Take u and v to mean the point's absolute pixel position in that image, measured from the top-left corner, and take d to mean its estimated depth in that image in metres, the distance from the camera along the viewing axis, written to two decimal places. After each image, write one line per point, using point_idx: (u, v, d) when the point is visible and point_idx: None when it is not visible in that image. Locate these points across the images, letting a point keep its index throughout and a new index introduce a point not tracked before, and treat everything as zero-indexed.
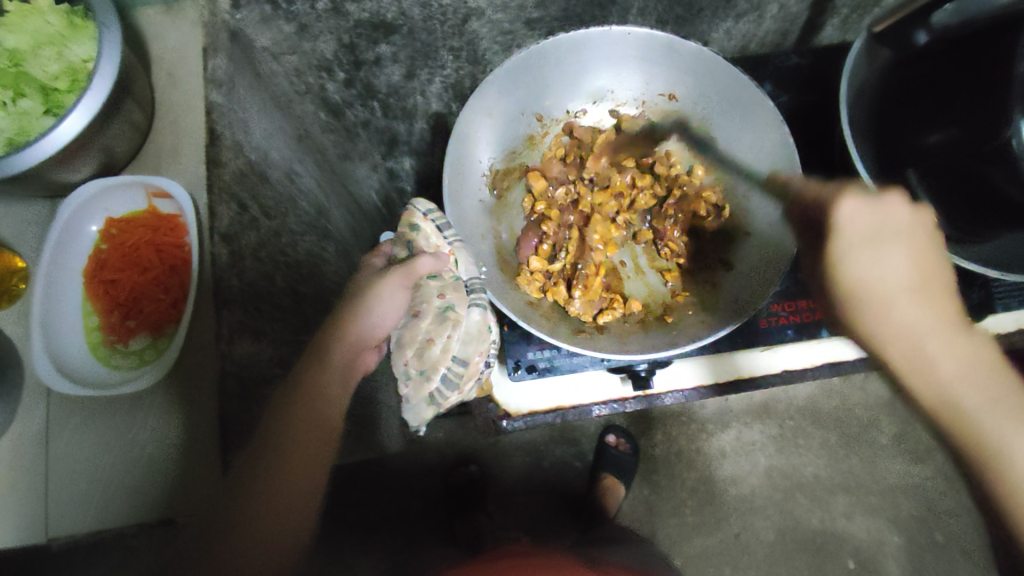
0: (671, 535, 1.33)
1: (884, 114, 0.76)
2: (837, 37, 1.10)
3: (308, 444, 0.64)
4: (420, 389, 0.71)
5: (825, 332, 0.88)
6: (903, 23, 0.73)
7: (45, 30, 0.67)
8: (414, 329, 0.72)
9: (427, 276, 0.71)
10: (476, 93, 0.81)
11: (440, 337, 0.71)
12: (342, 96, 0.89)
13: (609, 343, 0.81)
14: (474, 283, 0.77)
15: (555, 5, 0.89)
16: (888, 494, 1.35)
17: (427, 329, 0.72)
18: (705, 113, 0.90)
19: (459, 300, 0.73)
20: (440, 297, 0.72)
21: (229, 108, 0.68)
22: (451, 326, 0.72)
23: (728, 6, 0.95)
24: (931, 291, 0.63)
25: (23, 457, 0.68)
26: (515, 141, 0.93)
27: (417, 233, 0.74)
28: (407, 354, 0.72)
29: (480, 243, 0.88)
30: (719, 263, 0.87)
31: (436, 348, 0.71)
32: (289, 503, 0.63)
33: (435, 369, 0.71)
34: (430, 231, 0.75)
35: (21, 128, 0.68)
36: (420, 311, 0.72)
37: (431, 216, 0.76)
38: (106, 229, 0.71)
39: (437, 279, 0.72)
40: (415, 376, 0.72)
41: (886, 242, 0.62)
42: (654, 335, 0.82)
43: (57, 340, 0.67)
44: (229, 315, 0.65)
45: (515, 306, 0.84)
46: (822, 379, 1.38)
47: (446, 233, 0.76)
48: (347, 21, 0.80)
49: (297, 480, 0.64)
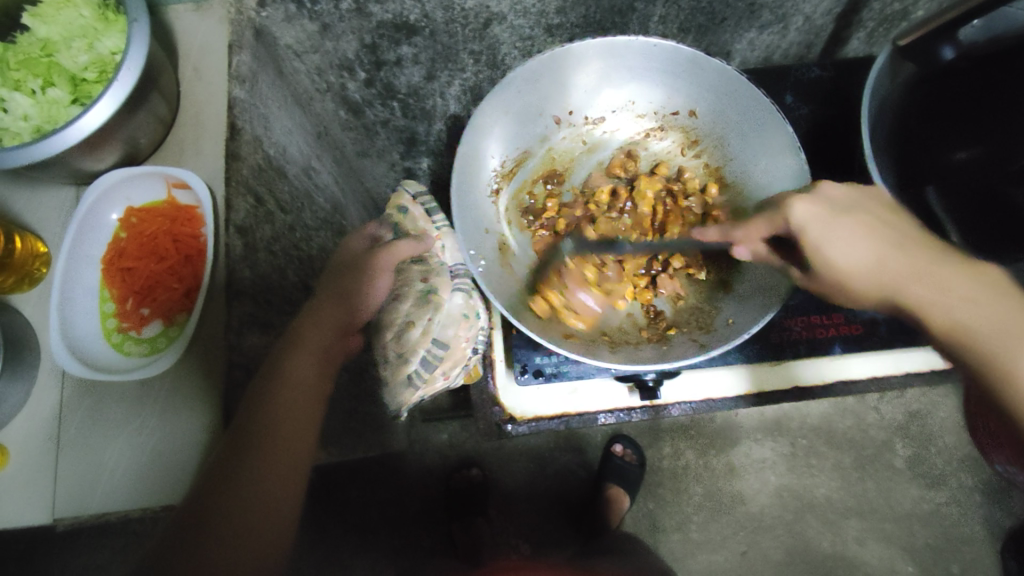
0: (676, 552, 1.31)
1: (908, 128, 0.74)
2: (863, 50, 1.09)
3: (286, 424, 0.66)
4: (399, 369, 0.78)
5: (837, 350, 0.86)
6: (931, 36, 0.71)
7: (77, 22, 0.70)
8: (396, 312, 0.78)
9: (410, 259, 0.79)
10: (496, 89, 0.82)
11: (422, 320, 0.77)
12: (362, 96, 0.91)
13: (601, 350, 0.80)
14: (459, 271, 0.82)
15: (576, 12, 0.88)
16: (904, 521, 1.31)
17: (409, 311, 0.78)
18: (722, 133, 0.90)
19: (440, 284, 0.79)
20: (423, 280, 0.79)
21: (252, 104, 0.71)
22: (431, 310, 0.77)
23: (752, 17, 0.95)
24: (923, 261, 0.64)
25: (36, 438, 0.69)
26: (529, 141, 0.92)
27: (405, 217, 0.82)
28: (388, 336, 0.79)
29: (482, 237, 0.88)
30: (719, 284, 0.86)
31: (416, 331, 0.77)
32: (278, 485, 0.66)
33: (414, 351, 0.77)
34: (417, 215, 0.83)
35: (50, 116, 0.69)
36: (401, 294, 0.78)
37: (418, 199, 0.84)
38: (126, 218, 0.73)
39: (421, 262, 0.80)
40: (395, 357, 0.78)
41: (837, 220, 0.65)
42: (646, 350, 0.81)
43: (72, 322, 0.68)
44: (240, 306, 0.67)
45: (509, 302, 0.83)
46: (835, 397, 1.36)
47: (435, 218, 0.83)
48: (369, 21, 0.79)
49: (280, 462, 0.66)
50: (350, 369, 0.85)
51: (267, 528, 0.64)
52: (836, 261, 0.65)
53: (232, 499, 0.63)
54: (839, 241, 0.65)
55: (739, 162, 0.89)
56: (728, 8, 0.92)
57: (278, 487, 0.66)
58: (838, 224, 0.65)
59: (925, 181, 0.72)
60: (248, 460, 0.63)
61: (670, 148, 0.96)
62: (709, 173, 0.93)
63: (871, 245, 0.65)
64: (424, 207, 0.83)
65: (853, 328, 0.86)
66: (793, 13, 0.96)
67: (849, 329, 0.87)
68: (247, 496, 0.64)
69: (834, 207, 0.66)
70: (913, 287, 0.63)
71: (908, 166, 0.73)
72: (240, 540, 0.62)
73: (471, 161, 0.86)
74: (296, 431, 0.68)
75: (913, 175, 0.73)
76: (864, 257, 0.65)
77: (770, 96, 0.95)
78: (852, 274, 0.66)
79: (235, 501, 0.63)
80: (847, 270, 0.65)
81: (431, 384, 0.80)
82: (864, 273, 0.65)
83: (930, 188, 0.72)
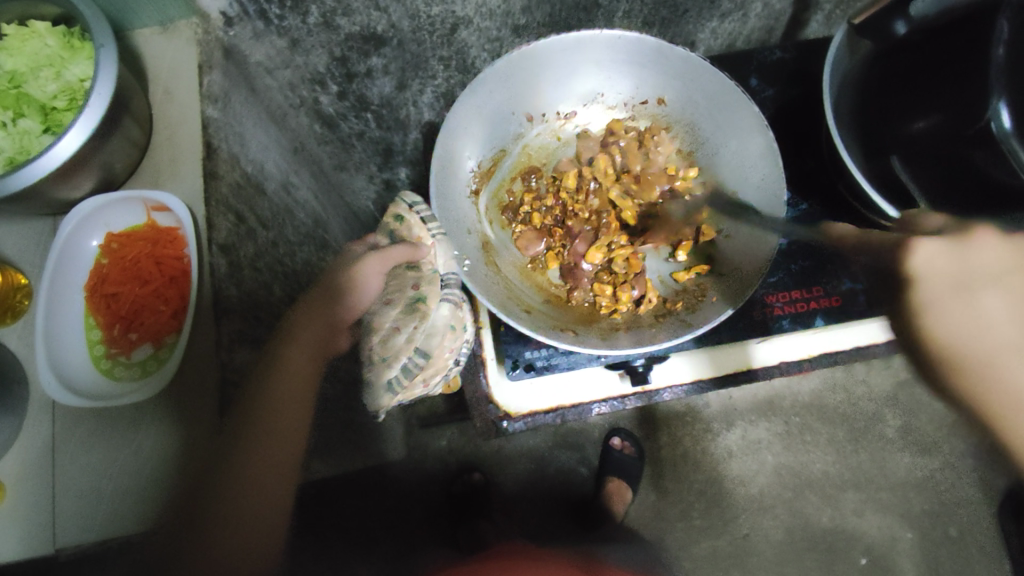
0: (680, 538, 1.32)
1: (867, 104, 0.76)
2: (823, 32, 1.12)
3: (286, 413, 0.67)
4: (381, 374, 0.73)
5: (819, 322, 0.89)
6: (881, 14, 0.74)
7: (43, 51, 0.69)
8: (384, 316, 0.73)
9: (405, 265, 0.75)
10: (467, 88, 0.82)
11: (408, 327, 0.73)
12: (336, 109, 0.88)
13: (590, 338, 0.80)
14: (450, 278, 0.80)
15: (541, 11, 0.90)
16: (899, 489, 1.34)
17: (396, 318, 0.73)
18: (690, 118, 0.92)
19: (431, 293, 0.75)
20: (413, 288, 0.74)
21: (226, 122, 0.73)
22: (419, 318, 0.73)
23: (712, 6, 0.97)
24: None
25: (30, 471, 0.68)
26: (504, 140, 0.94)
27: (400, 224, 0.77)
28: (373, 340, 0.74)
29: (465, 236, 0.88)
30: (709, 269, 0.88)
31: (401, 338, 0.73)
32: (276, 476, 0.66)
33: (397, 357, 0.73)
34: (414, 223, 0.77)
35: (22, 147, 0.69)
36: (391, 301, 0.74)
37: (415, 207, 0.79)
38: (106, 243, 0.72)
39: (415, 269, 0.75)
40: (379, 360, 0.73)
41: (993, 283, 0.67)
42: (635, 332, 0.83)
43: (59, 353, 0.68)
44: (229, 324, 0.69)
45: (497, 297, 0.83)
46: (824, 373, 1.38)
47: (430, 225, 0.77)
48: (338, 35, 0.78)
49: (280, 451, 0.66)
50: (344, 381, 0.85)
51: (260, 519, 0.64)
52: (970, 327, 0.67)
53: (231, 489, 0.62)
54: (959, 304, 0.67)
55: (709, 144, 0.91)
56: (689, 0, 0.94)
57: (274, 477, 0.66)
58: (976, 292, 0.67)
59: (888, 150, 0.74)
60: (249, 448, 0.64)
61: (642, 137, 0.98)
62: (681, 157, 0.95)
63: (1006, 316, 0.67)
64: (420, 215, 0.78)
65: (834, 300, 0.89)
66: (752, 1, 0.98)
67: (829, 301, 0.89)
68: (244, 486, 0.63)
69: (995, 269, 0.66)
70: (997, 369, 0.67)
71: (872, 138, 0.76)
72: (238, 529, 0.62)
73: (449, 163, 0.86)
74: (292, 423, 0.67)
75: (876, 147, 0.76)
76: (995, 334, 0.67)
77: (736, 81, 0.97)
78: (975, 349, 0.67)
79: (230, 497, 0.62)
80: (961, 340, 0.68)
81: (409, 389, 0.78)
82: (978, 342, 0.67)
83: (893, 156, 0.74)
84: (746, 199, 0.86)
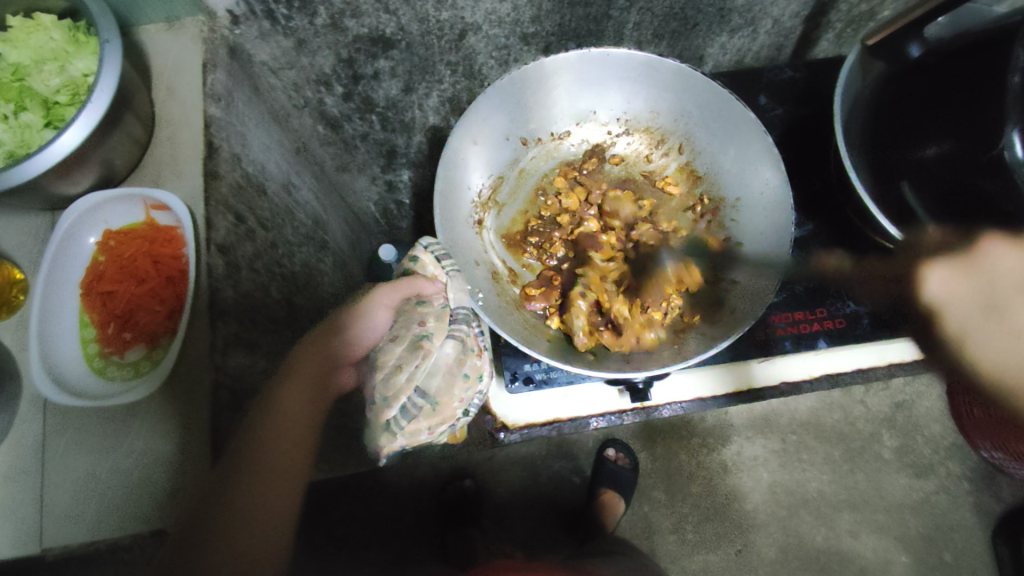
0: (672, 552, 1.31)
1: (879, 127, 0.75)
2: (833, 51, 1.11)
3: (277, 453, 0.65)
4: (380, 414, 0.71)
5: (822, 344, 0.89)
6: (900, 34, 0.75)
7: (47, 44, 0.69)
8: (386, 354, 0.72)
9: (416, 300, 0.75)
10: (464, 117, 0.83)
11: (409, 365, 0.71)
12: (340, 110, 0.91)
13: (613, 361, 0.79)
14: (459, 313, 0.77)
15: (551, 21, 0.89)
16: (895, 511, 1.33)
17: (399, 355, 0.71)
18: (685, 130, 0.92)
19: (437, 329, 0.74)
20: (420, 325, 0.73)
21: (228, 121, 0.73)
22: (421, 357, 0.72)
23: (722, 21, 0.96)
24: None
25: (19, 467, 0.68)
26: (502, 166, 0.93)
27: (415, 263, 0.79)
28: (376, 377, 0.72)
29: (476, 269, 0.86)
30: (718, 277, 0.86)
31: (402, 376, 0.71)
32: (268, 509, 0.64)
33: (397, 397, 0.70)
34: (428, 261, 0.79)
35: (23, 141, 0.68)
36: (395, 336, 0.72)
37: (431, 247, 0.80)
38: (104, 240, 0.71)
39: (425, 304, 0.75)
40: (378, 400, 0.71)
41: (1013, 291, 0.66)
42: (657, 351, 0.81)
43: (54, 350, 0.67)
44: (224, 327, 0.67)
45: (513, 327, 0.83)
46: (822, 392, 1.38)
47: (444, 262, 0.79)
48: (345, 36, 0.79)
49: (269, 488, 0.65)
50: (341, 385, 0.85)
51: (258, 547, 0.62)
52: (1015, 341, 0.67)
53: (228, 525, 0.61)
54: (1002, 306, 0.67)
55: (707, 155, 0.91)
56: (699, 13, 0.93)
57: (274, 510, 0.65)
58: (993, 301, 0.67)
59: (900, 176, 0.72)
60: (237, 485, 0.62)
61: (639, 151, 0.97)
62: (678, 170, 0.95)
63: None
64: (434, 253, 0.79)
65: (835, 323, 0.89)
66: (763, 16, 0.97)
67: (831, 324, 0.89)
68: (241, 521, 0.62)
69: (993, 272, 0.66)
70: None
71: (884, 164, 0.74)
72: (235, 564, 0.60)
73: (451, 192, 0.86)
74: (288, 460, 0.67)
75: (887, 174, 0.74)
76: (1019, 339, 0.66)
77: (744, 98, 0.97)
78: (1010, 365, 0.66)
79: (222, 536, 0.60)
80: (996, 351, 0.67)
81: (413, 435, 0.76)
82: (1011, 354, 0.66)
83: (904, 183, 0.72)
84: (753, 202, 0.85)
